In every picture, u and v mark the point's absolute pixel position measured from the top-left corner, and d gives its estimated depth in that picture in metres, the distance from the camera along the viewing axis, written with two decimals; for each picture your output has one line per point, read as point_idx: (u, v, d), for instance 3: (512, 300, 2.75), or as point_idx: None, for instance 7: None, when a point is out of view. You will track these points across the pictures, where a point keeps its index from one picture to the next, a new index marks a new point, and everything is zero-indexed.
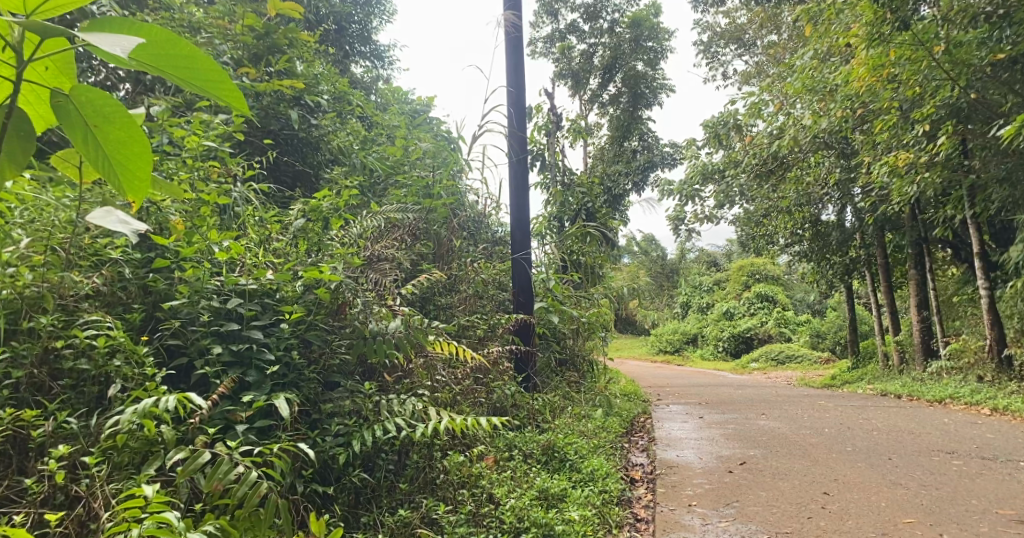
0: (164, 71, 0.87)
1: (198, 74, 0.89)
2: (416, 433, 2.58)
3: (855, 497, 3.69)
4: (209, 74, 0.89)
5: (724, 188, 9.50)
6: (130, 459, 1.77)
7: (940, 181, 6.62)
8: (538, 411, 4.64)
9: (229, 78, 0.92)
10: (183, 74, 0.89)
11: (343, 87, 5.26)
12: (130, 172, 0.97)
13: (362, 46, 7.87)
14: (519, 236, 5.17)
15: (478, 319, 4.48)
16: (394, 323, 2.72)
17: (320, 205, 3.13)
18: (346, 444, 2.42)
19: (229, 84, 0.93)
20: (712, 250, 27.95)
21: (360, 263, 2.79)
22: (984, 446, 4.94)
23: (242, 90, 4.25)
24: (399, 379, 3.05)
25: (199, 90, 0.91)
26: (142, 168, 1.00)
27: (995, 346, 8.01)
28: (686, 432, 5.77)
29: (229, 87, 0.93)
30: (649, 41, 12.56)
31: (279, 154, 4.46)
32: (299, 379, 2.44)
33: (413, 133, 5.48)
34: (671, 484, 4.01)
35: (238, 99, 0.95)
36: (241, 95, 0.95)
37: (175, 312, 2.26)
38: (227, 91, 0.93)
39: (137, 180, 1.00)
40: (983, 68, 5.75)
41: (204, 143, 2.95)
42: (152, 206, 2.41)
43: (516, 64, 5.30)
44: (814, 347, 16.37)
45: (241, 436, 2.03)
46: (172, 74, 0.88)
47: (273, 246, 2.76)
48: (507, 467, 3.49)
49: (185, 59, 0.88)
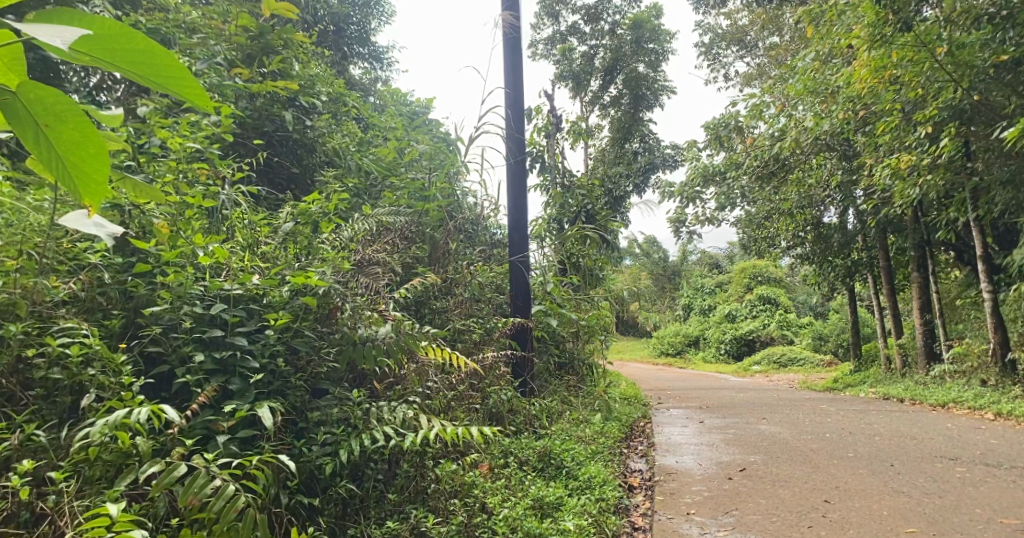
0: (121, 66, 0.79)
1: (158, 71, 0.82)
2: (406, 442, 2.53)
3: (857, 505, 3.62)
4: (171, 72, 0.83)
5: (725, 189, 9.25)
6: (103, 473, 1.72)
7: (943, 183, 6.56)
8: (535, 417, 4.59)
9: (188, 73, 0.87)
10: (141, 70, 0.82)
11: (339, 87, 5.21)
12: (84, 174, 0.89)
13: (361, 47, 7.82)
14: (516, 238, 5.11)
15: (474, 323, 4.43)
16: (384, 329, 2.66)
17: (310, 209, 3.08)
18: (333, 454, 2.37)
19: (188, 80, 0.87)
20: (714, 252, 27.92)
21: (349, 267, 2.73)
22: (987, 452, 4.87)
23: (234, 92, 4.20)
24: (391, 385, 3.00)
25: (158, 87, 0.85)
26: (99, 170, 0.92)
27: (998, 350, 7.93)
28: (686, 437, 5.71)
29: (189, 83, 0.87)
30: (650, 42, 12.52)
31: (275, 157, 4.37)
32: (285, 387, 2.40)
33: (411, 135, 5.42)
34: (670, 491, 3.95)
35: (199, 95, 0.89)
36: (201, 90, 0.89)
37: (156, 318, 2.21)
38: (187, 88, 0.87)
39: (93, 184, 0.92)
40: (986, 69, 5.69)
41: (192, 145, 2.90)
42: (134, 209, 2.35)
43: (514, 65, 5.25)
44: (816, 350, 16.28)
45: (222, 447, 1.98)
46: (130, 69, 0.81)
47: (261, 250, 2.71)
48: (502, 475, 3.44)
49: (141, 54, 0.81)
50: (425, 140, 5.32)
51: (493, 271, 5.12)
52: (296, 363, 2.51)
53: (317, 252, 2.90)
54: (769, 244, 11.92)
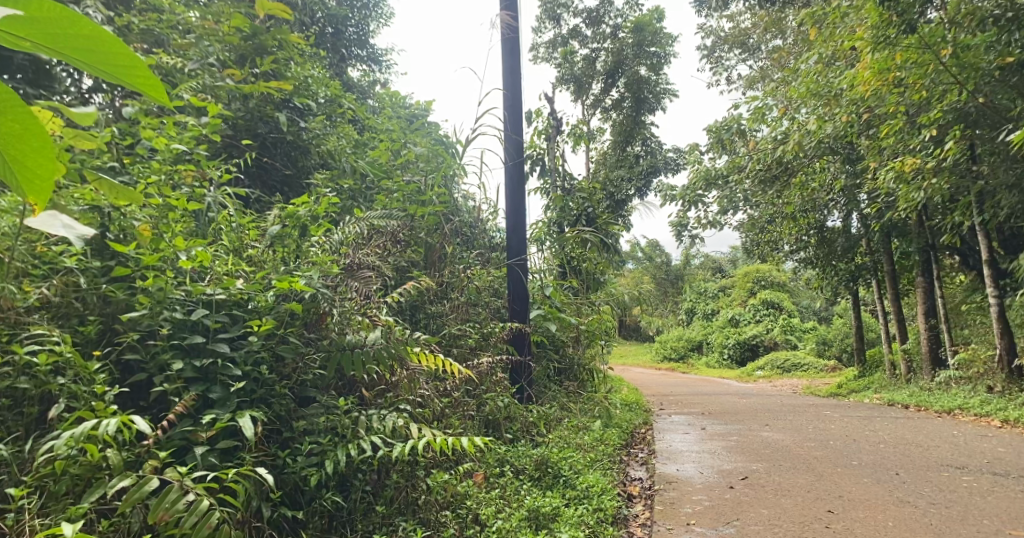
0: (63, 50, 0.69)
1: (104, 54, 0.72)
2: (396, 452, 2.45)
3: (861, 515, 3.52)
4: (118, 53, 0.73)
5: (727, 194, 9.31)
6: (69, 488, 1.67)
7: (948, 187, 6.47)
8: (532, 424, 4.51)
9: (136, 58, 0.77)
10: (85, 56, 0.72)
11: (335, 89, 5.14)
12: (31, 176, 0.77)
13: (359, 49, 7.79)
14: (515, 241, 5.03)
15: (470, 328, 4.35)
16: (373, 334, 2.59)
17: (297, 212, 3.00)
18: (319, 465, 2.29)
19: (138, 65, 0.77)
20: (717, 257, 27.87)
21: (337, 271, 2.65)
22: (994, 460, 4.77)
23: (225, 93, 4.14)
24: (381, 393, 2.92)
25: (105, 75, 0.74)
26: (47, 173, 0.79)
27: (1005, 356, 7.81)
28: (687, 444, 5.61)
29: (138, 68, 0.77)
30: (652, 46, 12.40)
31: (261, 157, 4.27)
32: (269, 395, 2.33)
33: (408, 137, 5.35)
34: (669, 500, 3.86)
35: (150, 82, 0.79)
36: (151, 75, 0.79)
37: (135, 324, 2.14)
38: (137, 73, 0.77)
39: (41, 190, 0.79)
40: (992, 72, 5.51)
41: (178, 146, 2.83)
42: (113, 211, 2.29)
43: (512, 66, 5.18)
44: (820, 355, 16.12)
45: (200, 459, 1.93)
46: (73, 55, 0.70)
47: (248, 254, 2.64)
48: (496, 485, 3.36)
49: (82, 39, 0.70)
50: (422, 142, 5.25)
51: (491, 275, 5.04)
52: (281, 371, 2.44)
53: (306, 256, 2.83)
54: (772, 248, 11.83)
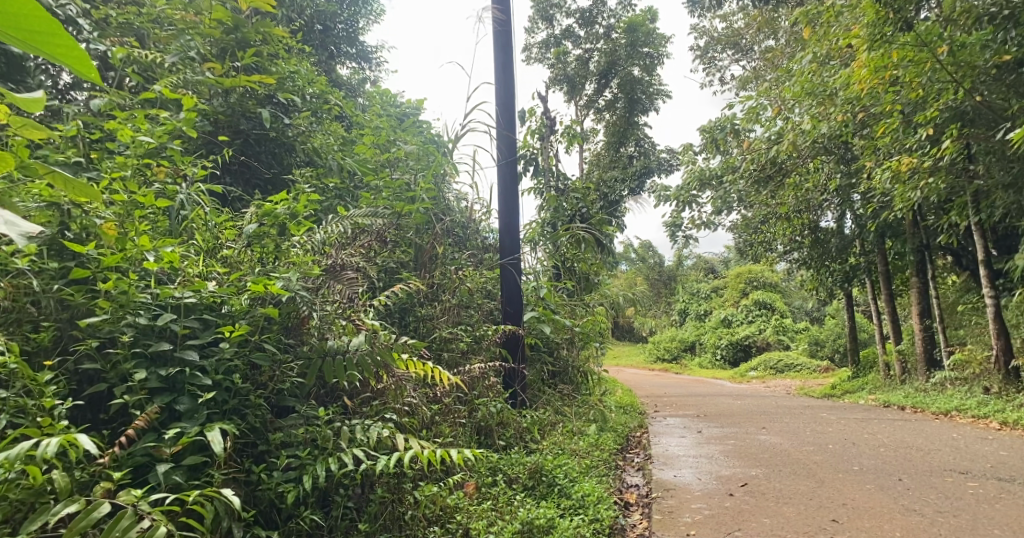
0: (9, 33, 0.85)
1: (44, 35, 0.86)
2: (381, 466, 2.30)
3: (866, 526, 3.39)
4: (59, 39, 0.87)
5: (722, 194, 9.10)
6: (9, 515, 1.53)
7: (944, 186, 6.37)
8: (526, 429, 4.37)
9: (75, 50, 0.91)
10: (23, 37, 0.86)
11: (321, 85, 4.97)
12: None
13: (348, 46, 7.64)
14: (506, 241, 4.90)
15: (462, 331, 4.21)
16: (357, 339, 2.45)
17: (276, 210, 2.82)
18: (297, 481, 2.15)
19: (77, 56, 0.92)
20: (710, 257, 27.91)
21: (316, 273, 2.49)
22: (997, 464, 4.67)
23: (204, 88, 3.97)
24: (367, 401, 2.77)
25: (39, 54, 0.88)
26: None
27: (1001, 356, 7.71)
28: (684, 449, 5.47)
29: (74, 56, 0.90)
30: (645, 46, 12.30)
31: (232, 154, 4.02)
32: (243, 406, 2.18)
33: (398, 134, 5.20)
34: (668, 509, 3.73)
35: (85, 69, 0.92)
36: (88, 65, 0.93)
37: (95, 330, 1.99)
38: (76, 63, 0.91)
39: None
40: (988, 70, 5.49)
41: (148, 140, 2.67)
42: (74, 208, 2.13)
43: (505, 61, 5.03)
44: (813, 356, 16.07)
45: (161, 478, 1.78)
46: (10, 35, 0.86)
47: (223, 255, 2.48)
48: (488, 496, 3.21)
49: (26, 18, 0.85)
50: (412, 140, 5.09)
51: (483, 276, 4.90)
52: (257, 380, 2.29)
53: (286, 257, 2.67)
54: (766, 248, 11.74)
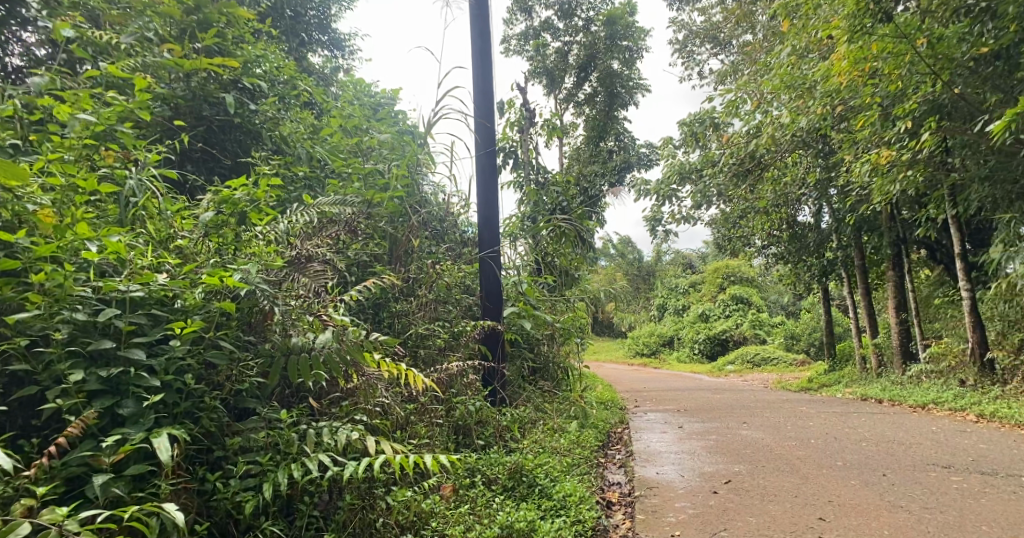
0: None
1: None
2: (351, 471, 2.14)
3: (854, 524, 3.31)
4: None
5: (701, 188, 9.06)
6: None
7: (922, 179, 6.35)
8: (505, 428, 4.23)
9: None
10: None
11: (290, 70, 4.77)
12: None
13: (320, 34, 7.42)
14: (485, 234, 4.75)
15: (438, 327, 4.06)
16: (324, 336, 2.29)
17: (235, 196, 2.63)
18: (256, 490, 1.98)
19: None
20: (687, 252, 28.10)
21: (279, 264, 2.31)
22: (979, 458, 4.65)
23: (162, 72, 3.75)
24: (337, 401, 2.61)
25: None
26: None
27: (977, 349, 7.73)
28: (666, 445, 5.38)
29: None
30: (625, 39, 12.20)
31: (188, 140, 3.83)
32: (196, 408, 1.99)
33: (370, 123, 5.01)
34: (651, 509, 3.62)
35: None
36: None
37: (25, 327, 1.81)
38: None
39: None
40: (966, 63, 5.43)
41: (93, 121, 2.46)
42: (4, 192, 1.92)
43: (482, 47, 4.87)
44: (789, 350, 16.16)
45: (97, 491, 1.61)
46: None
47: (176, 245, 2.30)
48: (465, 500, 3.08)
49: None
50: (385, 129, 4.91)
51: (461, 270, 4.75)
52: (212, 380, 2.10)
53: (246, 248, 2.49)
54: (744, 243, 11.75)
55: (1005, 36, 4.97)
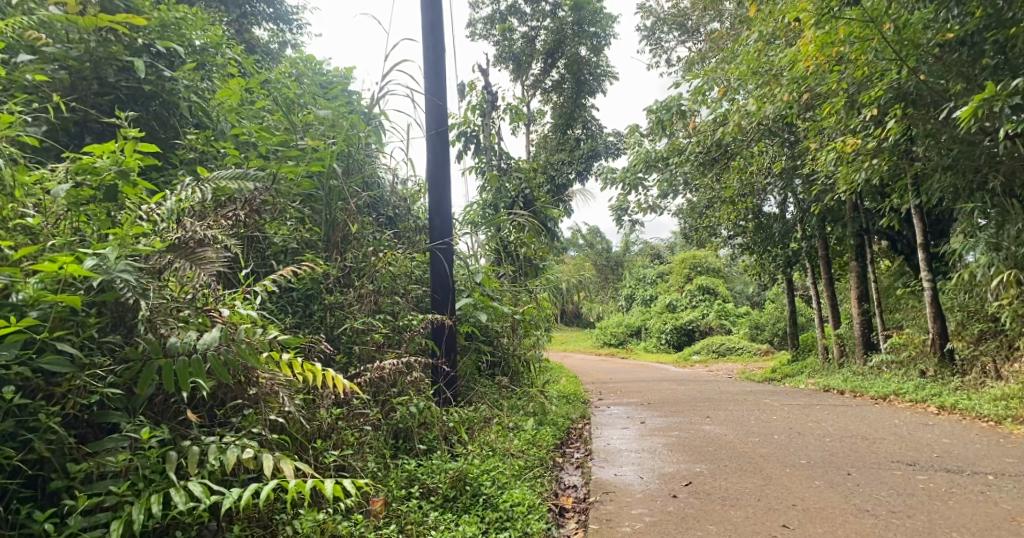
0: None
1: None
2: (234, 500, 1.78)
3: (819, 532, 3.08)
4: None
5: (667, 176, 8.89)
6: None
7: (886, 167, 6.19)
8: (451, 430, 3.87)
9: None
10: None
11: (215, 35, 4.30)
12: None
13: (265, 6, 6.93)
14: (436, 223, 4.37)
15: (378, 321, 3.69)
16: (210, 334, 1.93)
17: (104, 169, 2.25)
18: (107, 528, 1.66)
19: None
20: (656, 242, 28.11)
21: (150, 248, 1.97)
22: (944, 454, 4.50)
23: (56, 32, 3.30)
24: (237, 410, 2.24)
25: None
26: None
27: (937, 340, 7.60)
28: (626, 442, 5.11)
29: None
30: (592, 25, 11.88)
31: (86, 109, 3.35)
32: (23, 430, 1.66)
33: (307, 97, 4.58)
34: (606, 516, 3.33)
35: None
36: None
37: None
38: None
39: None
40: (931, 50, 5.19)
41: None
42: None
43: (432, 18, 4.46)
44: (753, 340, 16.13)
45: None
46: None
47: (20, 222, 1.96)
48: (397, 516, 2.73)
49: None
50: (324, 103, 4.48)
51: (409, 259, 4.36)
52: (53, 393, 1.75)
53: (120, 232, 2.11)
54: (710, 233, 11.60)
55: (970, 22, 4.78)
